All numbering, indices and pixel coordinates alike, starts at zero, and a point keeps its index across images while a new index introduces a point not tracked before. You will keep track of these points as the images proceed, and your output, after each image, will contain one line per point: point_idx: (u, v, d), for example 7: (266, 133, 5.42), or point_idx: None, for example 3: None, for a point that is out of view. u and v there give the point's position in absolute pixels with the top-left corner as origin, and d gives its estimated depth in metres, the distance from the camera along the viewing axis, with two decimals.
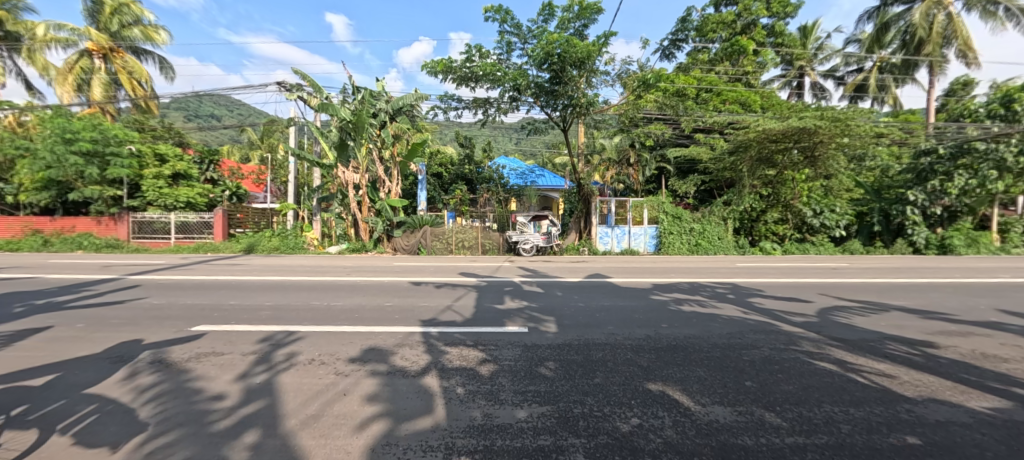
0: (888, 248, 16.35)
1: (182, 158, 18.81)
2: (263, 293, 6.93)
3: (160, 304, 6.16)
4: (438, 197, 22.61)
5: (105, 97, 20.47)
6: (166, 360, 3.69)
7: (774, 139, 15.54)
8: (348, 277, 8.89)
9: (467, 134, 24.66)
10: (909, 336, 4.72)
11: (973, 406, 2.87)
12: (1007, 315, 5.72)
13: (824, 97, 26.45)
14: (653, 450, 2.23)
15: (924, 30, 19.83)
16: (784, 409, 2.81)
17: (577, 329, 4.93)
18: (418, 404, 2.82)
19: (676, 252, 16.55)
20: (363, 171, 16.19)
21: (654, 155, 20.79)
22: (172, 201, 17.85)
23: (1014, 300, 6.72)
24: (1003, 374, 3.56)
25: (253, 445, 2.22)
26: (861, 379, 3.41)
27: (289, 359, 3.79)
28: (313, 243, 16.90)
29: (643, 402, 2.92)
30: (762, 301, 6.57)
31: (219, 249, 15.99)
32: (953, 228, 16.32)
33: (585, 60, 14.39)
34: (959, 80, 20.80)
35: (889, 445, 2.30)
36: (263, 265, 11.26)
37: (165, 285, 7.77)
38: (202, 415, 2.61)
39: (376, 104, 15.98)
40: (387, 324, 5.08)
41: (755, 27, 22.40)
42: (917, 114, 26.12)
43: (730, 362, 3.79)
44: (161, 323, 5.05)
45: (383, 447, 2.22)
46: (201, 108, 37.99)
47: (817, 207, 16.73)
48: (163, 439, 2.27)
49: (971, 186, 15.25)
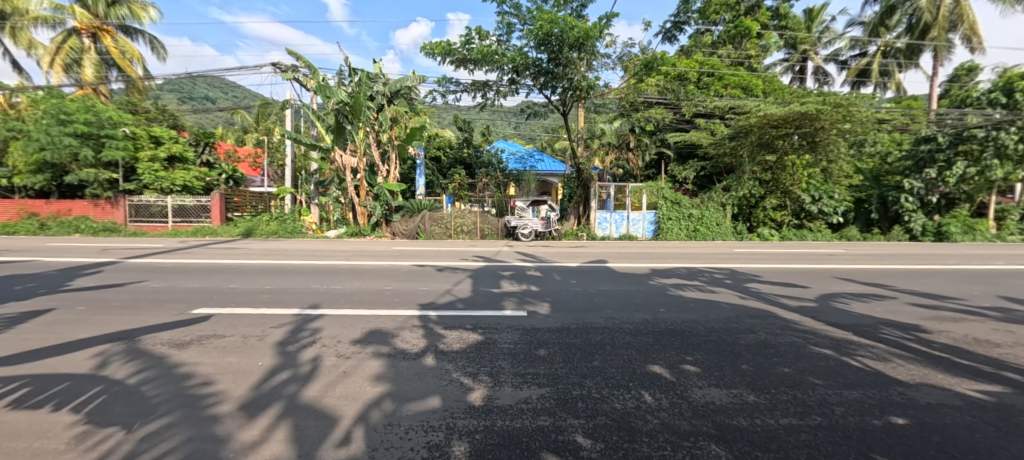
0: (885, 235, 16.54)
1: (177, 141, 18.52)
2: (263, 277, 6.97)
3: (159, 287, 6.19)
4: (436, 181, 22.38)
5: (96, 78, 20.05)
6: (168, 343, 3.72)
7: (775, 124, 15.40)
8: (347, 261, 8.89)
9: (466, 117, 24.30)
10: (903, 322, 4.79)
11: (966, 391, 2.92)
12: (1002, 302, 5.80)
13: (828, 83, 26.12)
14: (651, 431, 2.27)
15: (930, 14, 19.46)
16: (779, 391, 2.86)
17: (576, 313, 4.98)
18: (420, 386, 2.86)
19: (675, 237, 16.54)
20: (360, 154, 16.01)
21: (654, 140, 20.54)
22: (168, 184, 17.67)
23: (1009, 287, 6.79)
24: (994, 358, 3.64)
25: (259, 425, 2.25)
26: (855, 363, 3.47)
27: (294, 340, 3.82)
28: (312, 227, 16.93)
29: (641, 383, 2.97)
30: (759, 286, 6.64)
31: (217, 233, 15.93)
32: (950, 215, 16.39)
33: (585, 41, 14.08)
34: (964, 65, 20.49)
35: (881, 426, 2.36)
36: (262, 249, 11.25)
37: (164, 269, 7.77)
38: (206, 397, 2.62)
39: (374, 86, 15.79)
40: (387, 307, 5.13)
41: (759, 9, 21.71)
42: (920, 100, 25.92)
43: (727, 346, 3.84)
44: (162, 305, 5.09)
45: (385, 428, 2.26)
46: (196, 91, 37.31)
47: (817, 193, 16.72)
48: (169, 419, 2.30)
49: (970, 173, 15.33)
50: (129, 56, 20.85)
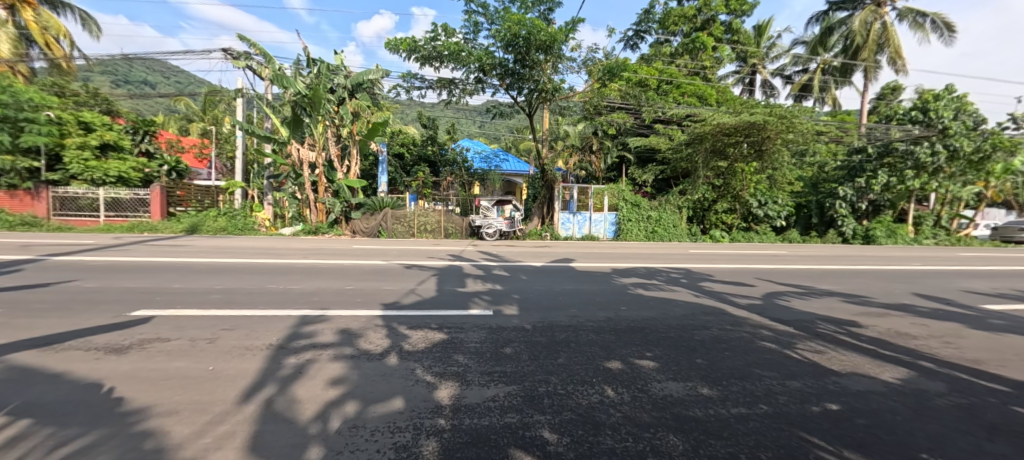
0: (822, 238, 18.06)
1: (111, 127, 16.82)
2: (213, 277, 6.51)
3: (90, 287, 5.64)
4: (399, 179, 21.89)
5: (14, 55, 17.83)
6: (101, 348, 3.38)
7: (727, 132, 16.37)
8: (304, 260, 8.50)
9: (430, 115, 23.94)
10: (838, 317, 5.25)
11: (888, 378, 3.26)
12: (917, 299, 6.50)
13: (774, 95, 28.05)
14: (614, 424, 2.36)
15: (861, 37, 21.38)
16: (730, 383, 3.06)
17: (541, 312, 5.07)
18: (385, 388, 2.80)
19: (635, 238, 17.22)
20: (319, 149, 15.35)
21: (615, 143, 21.24)
22: (101, 175, 16.04)
23: (923, 285, 7.63)
24: (912, 349, 4.08)
25: (209, 435, 2.11)
26: (796, 355, 3.76)
27: (252, 343, 3.62)
28: (264, 225, 15.97)
29: (604, 379, 3.08)
30: (712, 285, 7.04)
31: (156, 229, 14.65)
32: (876, 220, 18.17)
33: (551, 44, 14.28)
34: (889, 85, 22.72)
35: (819, 412, 2.58)
36: (209, 247, 10.47)
37: (95, 267, 7.10)
38: (142, 408, 2.39)
39: (334, 78, 15.24)
40: (348, 308, 4.94)
41: (714, 24, 22.88)
42: (852, 115, 28.49)
43: (683, 342, 4.05)
44: (96, 307, 4.64)
45: (349, 430, 2.20)
46: (132, 74, 33.13)
47: (763, 199, 17.99)
48: (98, 434, 2.08)
49: (892, 182, 17.04)
50: (54, 32, 18.77)
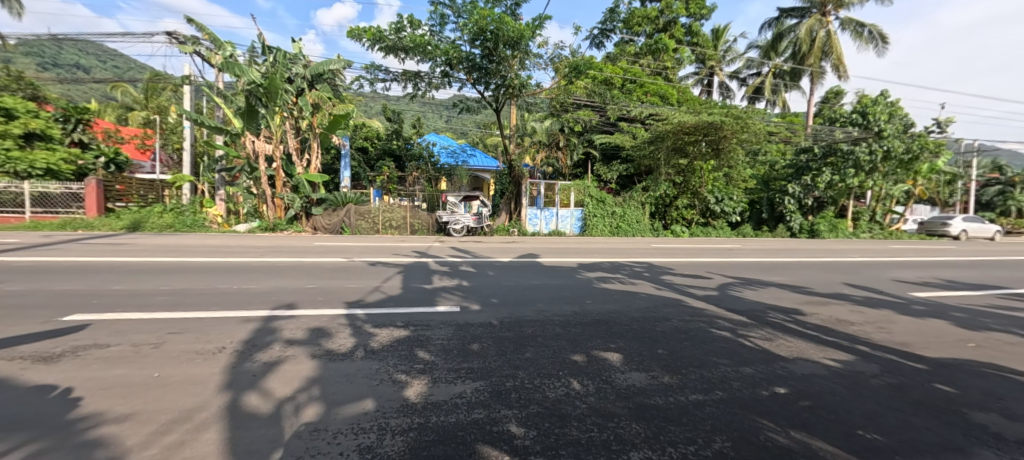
0: (772, 233, 19.28)
1: (36, 114, 15.41)
2: (159, 277, 6.06)
3: (14, 290, 5.10)
4: (363, 173, 21.31)
5: None
6: (30, 357, 3.07)
7: (687, 131, 17.01)
8: (260, 258, 8.09)
9: (395, 108, 23.31)
10: (785, 306, 5.64)
11: (829, 361, 3.54)
12: (853, 288, 7.08)
13: (729, 97, 29.50)
14: (580, 415, 2.42)
15: (807, 44, 22.85)
16: (688, 371, 3.21)
17: (509, 307, 5.09)
18: (348, 389, 2.71)
19: (600, 233, 17.66)
20: (277, 141, 14.63)
21: (581, 140, 21.56)
22: (25, 167, 14.55)
23: (858, 275, 8.32)
24: (850, 335, 4.43)
25: (158, 445, 1.97)
26: (749, 343, 4.00)
27: (205, 347, 3.41)
28: (216, 221, 15.04)
29: (570, 372, 3.14)
30: (672, 278, 7.35)
31: (93, 227, 13.44)
32: (820, 216, 19.61)
33: (519, 40, 14.25)
34: (832, 90, 24.44)
35: (769, 396, 2.77)
36: (153, 246, 9.74)
37: (18, 269, 6.42)
38: (81, 418, 2.19)
39: (292, 67, 14.48)
40: (309, 307, 4.75)
41: (675, 25, 23.75)
42: (800, 117, 30.45)
43: (646, 333, 4.21)
44: (23, 313, 4.21)
45: (311, 434, 2.12)
46: (60, 57, 30.18)
47: (719, 195, 18.93)
48: (29, 448, 1.88)
49: (834, 181, 18.34)
50: None
